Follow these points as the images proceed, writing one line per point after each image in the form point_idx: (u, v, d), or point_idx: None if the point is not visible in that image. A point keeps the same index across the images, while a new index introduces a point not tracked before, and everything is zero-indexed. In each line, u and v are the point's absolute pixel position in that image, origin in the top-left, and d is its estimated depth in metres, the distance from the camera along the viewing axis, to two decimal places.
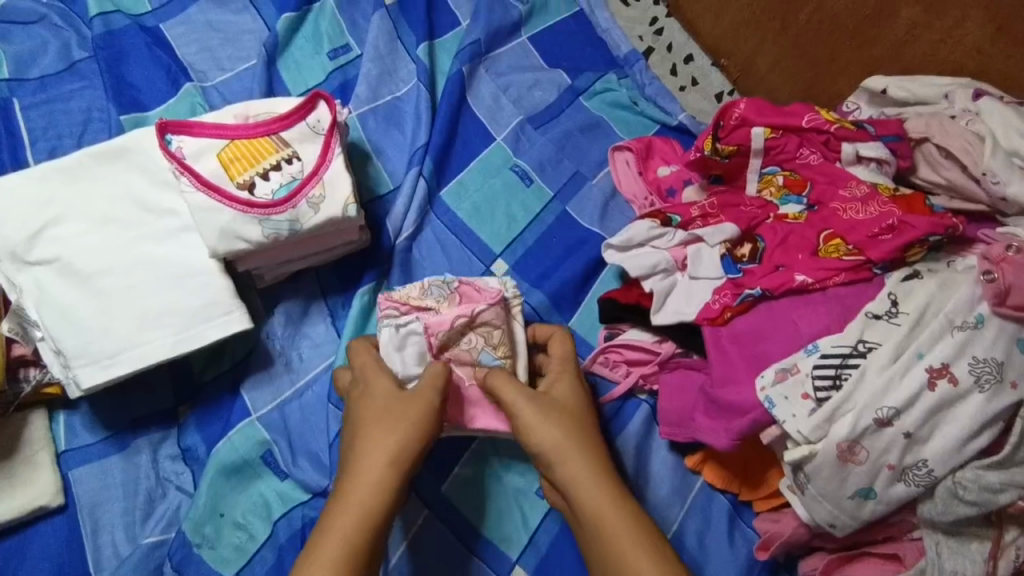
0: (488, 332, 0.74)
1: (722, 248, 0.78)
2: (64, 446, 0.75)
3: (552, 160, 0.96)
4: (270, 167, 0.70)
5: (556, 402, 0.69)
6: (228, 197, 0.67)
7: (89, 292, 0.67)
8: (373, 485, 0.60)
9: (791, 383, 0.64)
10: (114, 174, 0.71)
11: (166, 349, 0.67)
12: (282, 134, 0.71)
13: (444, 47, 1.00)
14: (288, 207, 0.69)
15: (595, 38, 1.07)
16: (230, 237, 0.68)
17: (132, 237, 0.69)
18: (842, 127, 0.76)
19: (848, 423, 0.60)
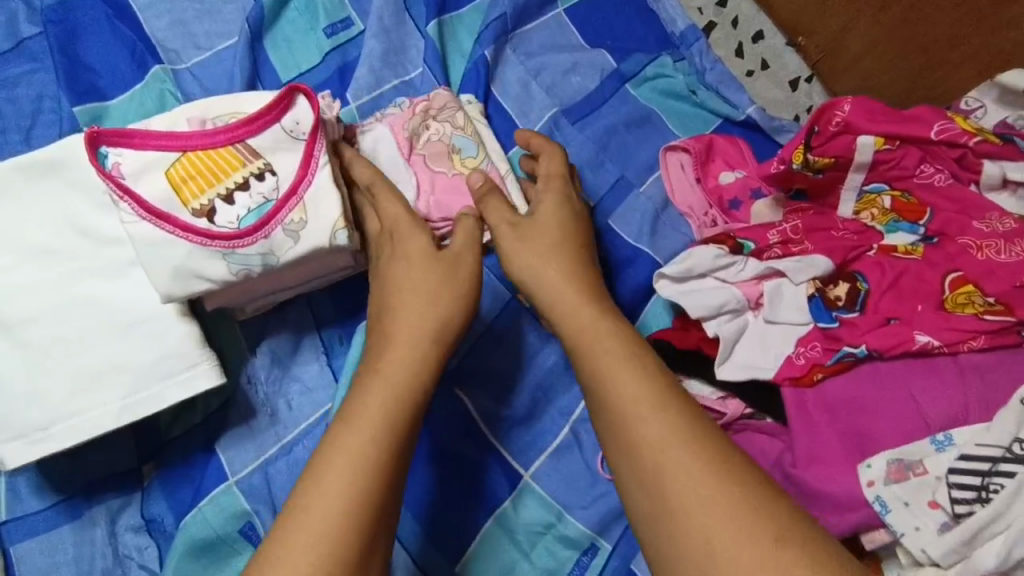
0: (449, 117, 0.72)
1: (809, 286, 0.62)
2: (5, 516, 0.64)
3: (593, 163, 0.80)
4: (235, 186, 0.56)
5: (544, 227, 0.60)
6: (182, 227, 0.54)
7: (17, 346, 0.55)
8: (408, 353, 0.52)
9: (914, 486, 0.51)
10: (46, 192, 0.57)
11: (112, 416, 0.54)
12: (250, 142, 0.57)
13: (463, 22, 0.83)
14: (259, 237, 0.55)
15: (646, 9, 0.89)
16: (187, 277, 0.54)
17: (70, 271, 0.57)
18: (986, 141, 0.60)
19: (998, 552, 0.47)
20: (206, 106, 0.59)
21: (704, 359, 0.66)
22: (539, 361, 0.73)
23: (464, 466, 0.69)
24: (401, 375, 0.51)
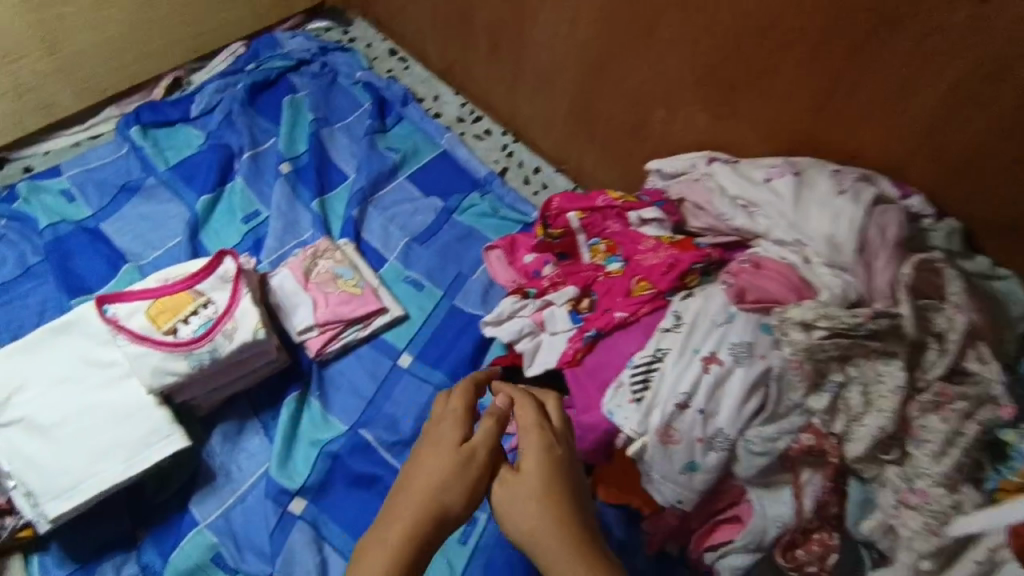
0: (330, 255, 1.11)
1: (568, 305, 1.00)
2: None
3: (438, 268, 1.19)
4: (189, 313, 0.89)
5: (545, 469, 0.65)
6: (158, 342, 0.87)
7: (50, 440, 0.83)
8: (415, 519, 0.61)
9: (618, 394, 0.84)
10: (66, 343, 0.89)
11: (116, 475, 0.82)
12: (197, 288, 0.92)
13: (338, 197, 1.25)
14: (208, 341, 0.88)
15: (459, 168, 1.32)
16: (161, 373, 0.86)
17: (84, 389, 0.87)
18: (629, 202, 1.02)
19: (659, 414, 0.80)
20: (167, 271, 0.95)
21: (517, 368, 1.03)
22: (418, 400, 1.05)
23: (369, 481, 0.96)
24: (404, 546, 0.60)
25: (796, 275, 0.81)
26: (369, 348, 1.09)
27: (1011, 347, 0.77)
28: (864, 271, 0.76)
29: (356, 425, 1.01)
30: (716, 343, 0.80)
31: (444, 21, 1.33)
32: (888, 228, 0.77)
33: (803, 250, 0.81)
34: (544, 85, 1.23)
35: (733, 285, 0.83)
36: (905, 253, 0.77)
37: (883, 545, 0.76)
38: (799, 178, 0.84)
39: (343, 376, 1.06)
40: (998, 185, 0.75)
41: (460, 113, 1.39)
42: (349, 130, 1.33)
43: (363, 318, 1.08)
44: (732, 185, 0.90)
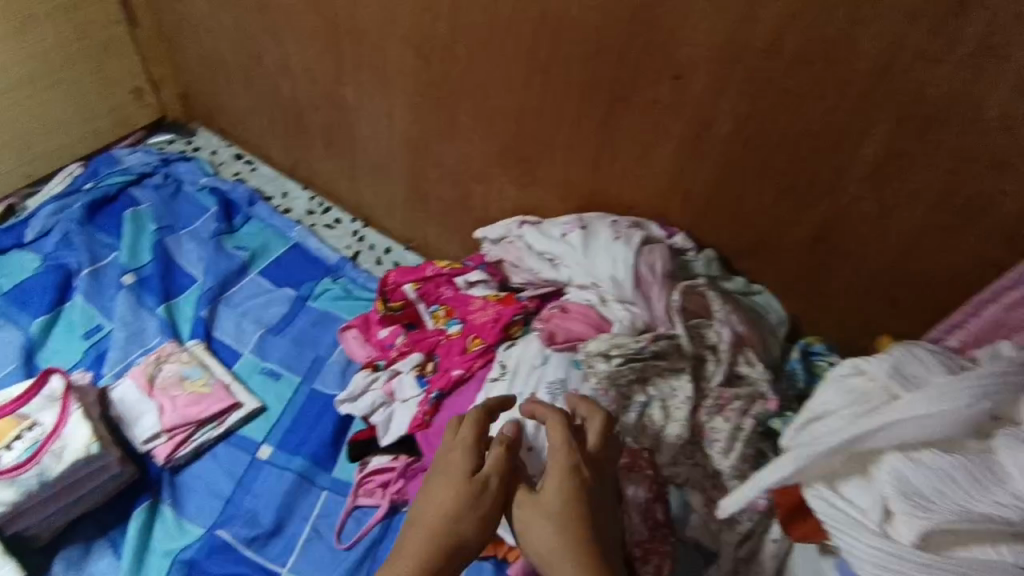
0: (177, 358, 1.14)
1: (414, 371, 1.07)
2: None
3: (294, 355, 1.22)
4: (13, 439, 0.90)
5: (562, 493, 0.69)
6: None
7: None
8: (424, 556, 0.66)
9: None
10: None
11: None
12: (23, 410, 0.93)
13: (187, 299, 1.27)
14: (32, 464, 0.88)
15: (312, 256, 1.37)
16: None
17: None
18: (455, 268, 1.13)
19: None
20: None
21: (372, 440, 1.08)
22: (280, 489, 1.05)
23: None
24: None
25: (595, 313, 0.93)
26: (225, 445, 1.10)
27: (779, 357, 0.92)
28: (644, 302, 0.90)
29: (213, 526, 1.01)
30: (533, 383, 0.91)
31: (280, 125, 1.41)
32: (656, 264, 0.90)
33: (600, 291, 0.94)
34: (378, 173, 1.31)
35: (545, 329, 0.93)
36: (675, 282, 0.91)
37: (708, 543, 0.85)
38: (586, 231, 0.96)
39: (199, 478, 1.06)
40: (744, 214, 0.88)
41: (309, 206, 1.46)
42: (196, 234, 1.36)
43: (216, 415, 1.10)
44: (540, 242, 1.01)
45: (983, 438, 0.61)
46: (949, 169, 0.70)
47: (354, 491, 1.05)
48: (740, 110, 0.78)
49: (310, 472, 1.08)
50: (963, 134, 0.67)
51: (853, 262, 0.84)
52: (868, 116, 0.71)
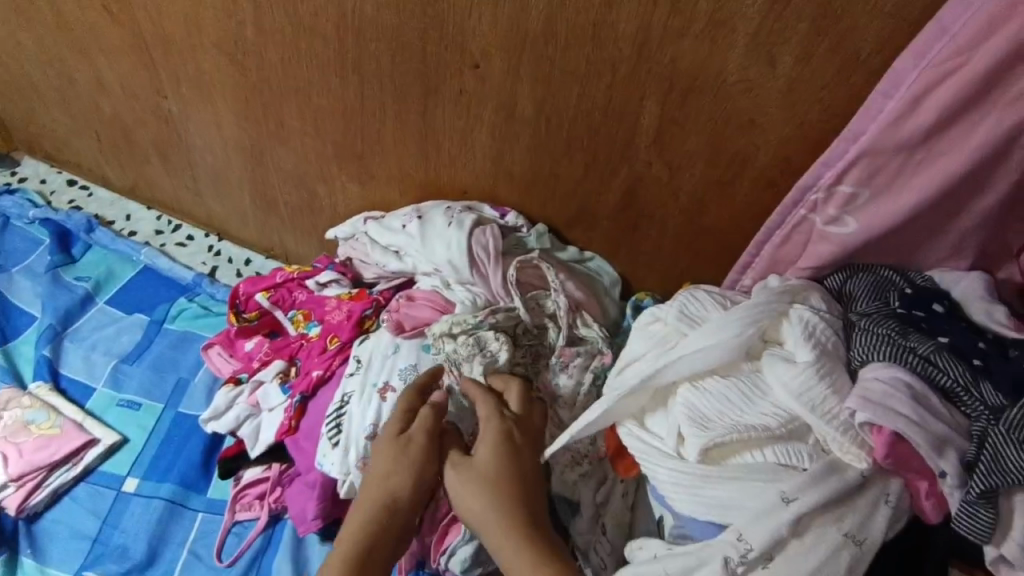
0: (19, 402, 1.08)
1: (277, 379, 1.08)
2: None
3: (155, 381, 1.19)
4: None
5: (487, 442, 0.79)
6: None
7: None
8: (359, 512, 0.78)
9: (322, 444, 0.94)
10: None
11: None
12: None
13: (26, 341, 1.20)
14: None
15: (165, 277, 1.33)
16: None
17: None
18: (306, 271, 1.13)
19: (355, 449, 0.91)
20: None
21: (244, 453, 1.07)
22: (151, 519, 1.03)
23: None
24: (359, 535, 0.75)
25: (441, 298, 0.97)
26: (85, 485, 1.06)
27: (617, 315, 1.01)
28: (482, 280, 0.96)
29: (81, 568, 0.98)
30: (387, 371, 0.94)
31: (109, 145, 1.34)
32: (488, 242, 0.95)
33: (442, 276, 0.98)
34: (221, 185, 1.29)
35: (392, 319, 0.97)
36: (510, 259, 0.97)
37: (568, 492, 0.89)
38: (422, 220, 0.99)
39: (58, 523, 1.02)
40: (562, 188, 0.95)
41: (158, 226, 1.40)
42: (30, 270, 1.28)
43: (69, 457, 1.05)
44: (382, 236, 1.04)
45: (755, 360, 0.71)
46: (711, 131, 0.79)
47: (229, 507, 1.05)
48: (534, 95, 0.85)
49: (182, 496, 1.06)
50: (715, 100, 0.76)
51: (658, 222, 0.92)
52: (637, 91, 0.79)
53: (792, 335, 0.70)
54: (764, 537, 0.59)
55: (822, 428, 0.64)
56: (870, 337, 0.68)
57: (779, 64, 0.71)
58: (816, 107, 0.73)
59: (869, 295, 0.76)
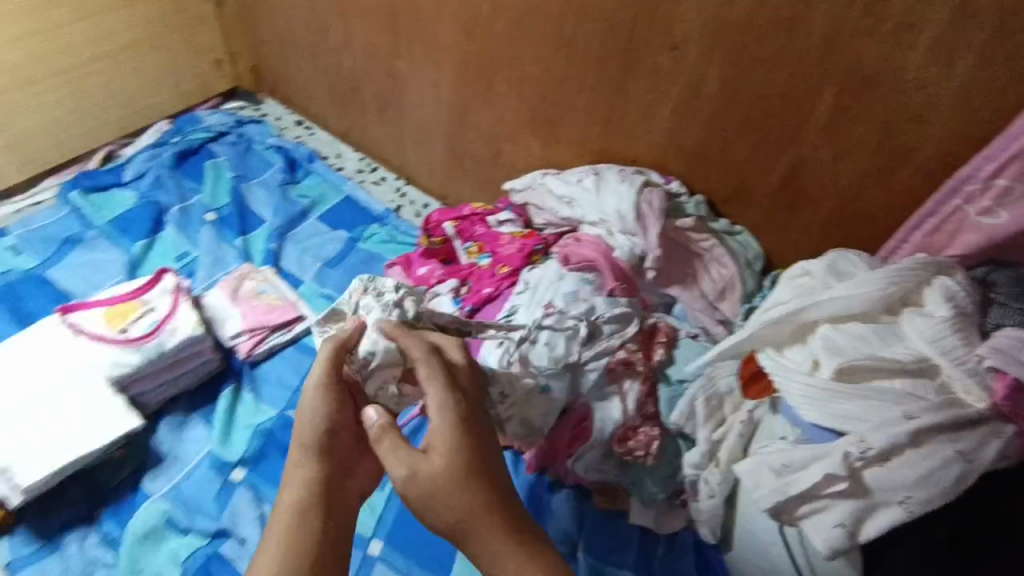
0: (255, 277, 1.38)
1: (451, 294, 1.29)
2: (9, 558, 1.04)
3: (347, 285, 1.45)
4: (137, 318, 1.14)
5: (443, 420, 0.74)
6: (112, 341, 1.11)
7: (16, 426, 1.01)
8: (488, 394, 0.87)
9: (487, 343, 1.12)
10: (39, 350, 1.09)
11: (89, 445, 1.03)
12: (146, 296, 1.17)
13: (257, 235, 1.49)
14: (154, 339, 1.12)
15: (362, 206, 1.60)
16: (115, 365, 1.09)
17: (56, 383, 1.06)
18: (487, 210, 1.34)
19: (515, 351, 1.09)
20: (121, 287, 1.19)
21: None
22: None
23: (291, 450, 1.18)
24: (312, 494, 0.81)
25: (604, 243, 1.14)
26: (291, 349, 1.32)
27: (753, 289, 1.12)
28: (642, 232, 1.11)
29: (285, 408, 1.24)
30: (551, 294, 1.12)
31: (338, 95, 1.64)
32: (654, 201, 1.11)
33: (608, 225, 1.15)
34: (422, 137, 1.54)
35: (560, 254, 1.16)
36: (669, 219, 1.12)
37: (687, 428, 1.07)
38: (598, 176, 1.18)
39: (269, 373, 1.28)
40: (728, 164, 1.09)
41: (360, 166, 1.69)
42: (265, 183, 1.59)
43: (286, 324, 1.33)
44: (558, 188, 1.23)
45: (894, 314, 0.82)
46: (882, 121, 0.91)
47: None
48: (722, 79, 1.01)
49: None
50: (889, 92, 0.88)
51: (812, 203, 1.04)
52: (817, 81, 0.93)
53: (931, 297, 0.80)
54: (886, 439, 0.71)
55: (950, 370, 0.74)
56: (1006, 309, 0.80)
57: (956, 66, 0.82)
58: (984, 109, 0.83)
59: (1010, 284, 0.83)
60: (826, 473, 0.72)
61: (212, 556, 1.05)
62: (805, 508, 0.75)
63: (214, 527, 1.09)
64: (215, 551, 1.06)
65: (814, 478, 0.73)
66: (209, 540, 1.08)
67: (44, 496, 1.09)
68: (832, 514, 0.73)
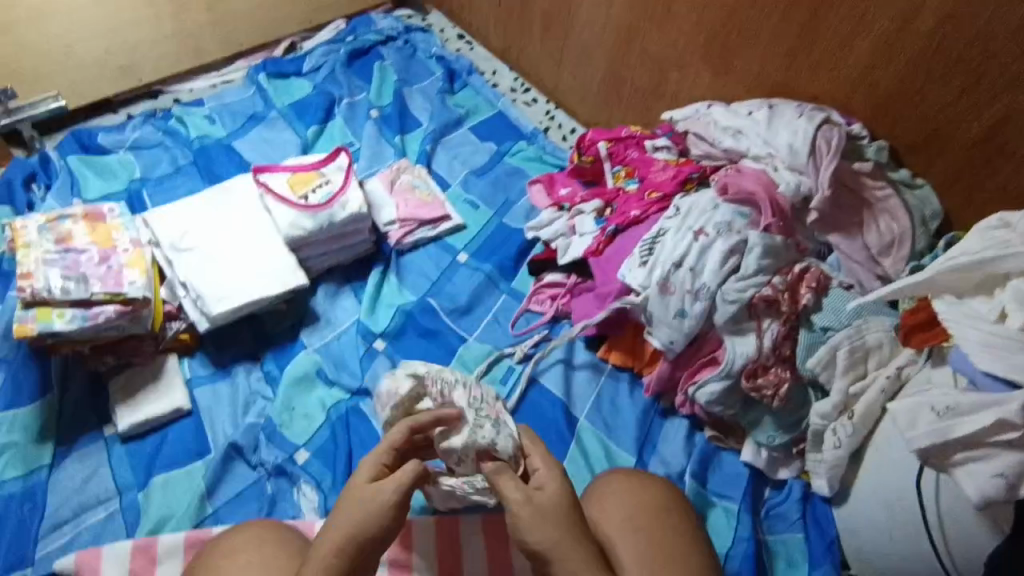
0: (411, 173, 1.47)
1: (594, 213, 1.31)
2: (189, 376, 1.20)
3: (490, 195, 1.50)
4: (316, 187, 1.28)
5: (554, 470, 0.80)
6: (293, 203, 1.25)
7: (210, 262, 1.18)
8: None
9: (631, 261, 1.16)
10: (228, 201, 1.25)
11: (264, 290, 1.18)
12: (323, 170, 1.31)
13: (414, 137, 1.58)
14: (327, 207, 1.26)
15: (512, 123, 1.63)
16: (294, 225, 1.24)
17: (241, 231, 1.22)
18: (644, 135, 1.36)
19: (660, 271, 1.12)
20: (301, 159, 1.34)
21: (547, 261, 1.35)
22: (476, 282, 1.35)
23: (426, 334, 1.27)
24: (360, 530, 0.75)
25: (767, 177, 1.11)
26: (436, 246, 1.40)
27: (923, 249, 1.08)
28: (813, 172, 1.08)
29: (424, 295, 1.33)
30: (703, 221, 1.12)
31: (505, 11, 1.67)
32: (833, 139, 1.07)
33: (773, 160, 1.12)
34: (583, 59, 1.55)
35: (719, 183, 1.15)
36: (844, 161, 1.09)
37: (823, 376, 1.03)
38: (772, 109, 1.15)
39: (413, 264, 1.38)
40: (923, 108, 1.04)
41: (513, 85, 1.72)
42: (425, 90, 1.66)
43: (433, 221, 1.41)
44: (726, 119, 1.20)
45: None
46: None
47: (528, 296, 1.32)
48: (943, 9, 0.95)
49: (496, 275, 1.37)
50: None
51: (1014, 160, 0.98)
52: None
53: None
54: None
55: None
56: None
57: None
58: None
59: None
60: (998, 419, 0.71)
61: (352, 409, 1.16)
62: (963, 455, 0.75)
63: (356, 385, 1.20)
64: (355, 405, 1.17)
65: (982, 422, 0.72)
66: (350, 396, 1.19)
67: (220, 331, 1.25)
68: (991, 465, 0.72)
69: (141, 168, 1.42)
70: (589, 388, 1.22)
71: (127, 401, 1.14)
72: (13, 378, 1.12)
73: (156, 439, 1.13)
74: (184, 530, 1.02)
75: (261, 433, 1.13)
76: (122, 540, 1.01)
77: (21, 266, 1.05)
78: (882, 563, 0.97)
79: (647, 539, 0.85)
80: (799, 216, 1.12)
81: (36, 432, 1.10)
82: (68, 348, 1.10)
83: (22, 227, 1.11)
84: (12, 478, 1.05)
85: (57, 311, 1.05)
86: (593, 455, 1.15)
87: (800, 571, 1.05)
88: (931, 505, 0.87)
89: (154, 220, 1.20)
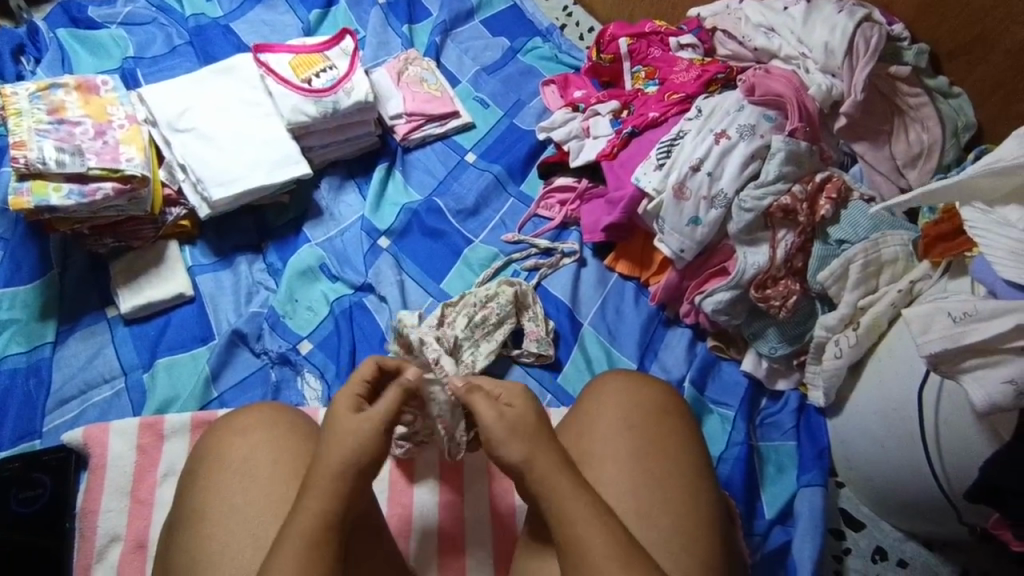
0: (420, 65, 1.39)
1: (610, 115, 1.25)
2: (190, 263, 1.18)
3: (501, 92, 1.42)
4: (321, 71, 1.24)
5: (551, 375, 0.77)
6: (294, 88, 1.20)
7: (211, 147, 1.15)
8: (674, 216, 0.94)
9: (647, 163, 1.12)
10: (228, 84, 1.22)
11: (265, 176, 1.15)
12: (327, 54, 1.26)
13: (423, 28, 1.49)
14: (331, 94, 1.21)
15: (525, 18, 1.54)
16: (296, 112, 1.19)
17: (243, 117, 1.19)
18: (668, 31, 1.29)
19: (676, 174, 1.07)
20: (306, 41, 1.28)
21: (557, 163, 1.30)
22: (482, 181, 1.30)
23: (429, 232, 1.23)
24: (346, 461, 0.69)
25: (798, 80, 1.08)
26: (444, 146, 1.35)
27: (951, 162, 1.06)
28: (848, 75, 1.05)
29: (430, 195, 1.28)
30: (726, 123, 1.08)
31: None
32: (872, 38, 1.03)
33: (804, 61, 1.10)
34: None
35: (746, 83, 1.09)
36: (882, 63, 1.06)
37: (832, 289, 1.01)
38: (809, 5, 1.11)
39: (418, 161, 1.33)
40: (971, 7, 1.00)
41: None
42: None
43: (440, 117, 1.35)
44: (757, 16, 1.17)
45: None
46: None
47: (539, 200, 1.28)
48: None
49: (505, 178, 1.31)
50: None
51: None
52: None
53: None
54: None
55: None
56: None
57: None
58: None
59: None
60: (1016, 325, 0.73)
61: (357, 303, 1.15)
62: (973, 362, 0.76)
63: (360, 281, 1.17)
64: (358, 300, 1.15)
65: (1000, 329, 0.74)
66: (354, 291, 1.17)
67: (221, 219, 1.22)
68: (1002, 371, 0.74)
69: (133, 46, 1.34)
70: (592, 296, 1.20)
71: (128, 286, 1.12)
72: (13, 255, 1.11)
73: (160, 325, 1.12)
74: (190, 411, 1.02)
75: (265, 322, 1.13)
76: (129, 418, 1.02)
77: (14, 135, 1.03)
78: (872, 470, 0.99)
79: (639, 439, 0.80)
80: (826, 122, 1.09)
81: (38, 310, 1.09)
82: (66, 227, 1.08)
83: (11, 93, 1.07)
84: (16, 353, 1.05)
85: (53, 185, 1.03)
86: (595, 360, 1.14)
87: (788, 475, 1.07)
88: (930, 417, 0.87)
89: (150, 97, 1.17)
